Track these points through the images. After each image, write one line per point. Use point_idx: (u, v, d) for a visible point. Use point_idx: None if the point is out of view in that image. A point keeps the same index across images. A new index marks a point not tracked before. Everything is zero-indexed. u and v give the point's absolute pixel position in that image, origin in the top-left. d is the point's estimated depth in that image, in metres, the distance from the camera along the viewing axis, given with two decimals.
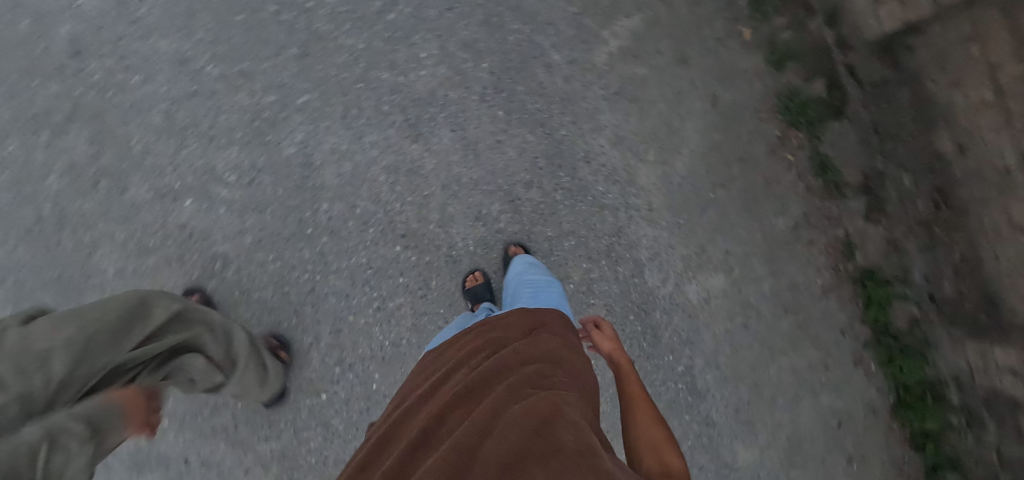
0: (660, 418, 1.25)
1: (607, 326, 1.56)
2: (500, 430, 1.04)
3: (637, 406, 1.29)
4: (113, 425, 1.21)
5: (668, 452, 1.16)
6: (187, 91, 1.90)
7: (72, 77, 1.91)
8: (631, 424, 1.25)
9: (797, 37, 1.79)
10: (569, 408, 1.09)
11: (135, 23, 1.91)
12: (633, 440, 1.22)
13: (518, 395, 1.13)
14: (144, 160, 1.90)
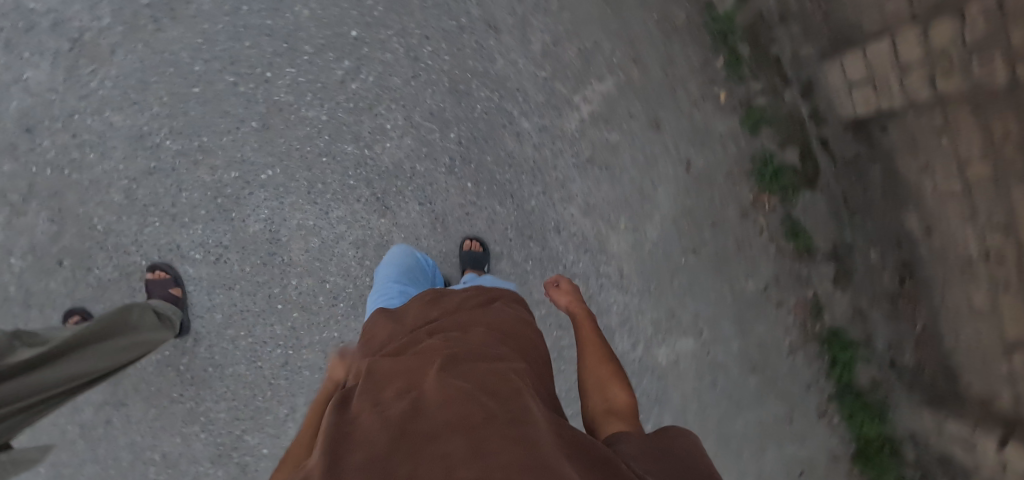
0: (609, 355, 1.31)
1: (565, 278, 1.62)
2: (436, 395, 0.93)
3: (588, 347, 1.35)
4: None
5: (615, 387, 1.23)
6: (145, 168, 1.76)
7: (27, 155, 1.76)
8: (583, 365, 1.31)
9: (773, 103, 1.82)
10: (513, 381, 1.01)
11: (85, 95, 1.74)
12: (585, 380, 1.28)
13: (458, 363, 1.02)
14: (107, 240, 1.79)
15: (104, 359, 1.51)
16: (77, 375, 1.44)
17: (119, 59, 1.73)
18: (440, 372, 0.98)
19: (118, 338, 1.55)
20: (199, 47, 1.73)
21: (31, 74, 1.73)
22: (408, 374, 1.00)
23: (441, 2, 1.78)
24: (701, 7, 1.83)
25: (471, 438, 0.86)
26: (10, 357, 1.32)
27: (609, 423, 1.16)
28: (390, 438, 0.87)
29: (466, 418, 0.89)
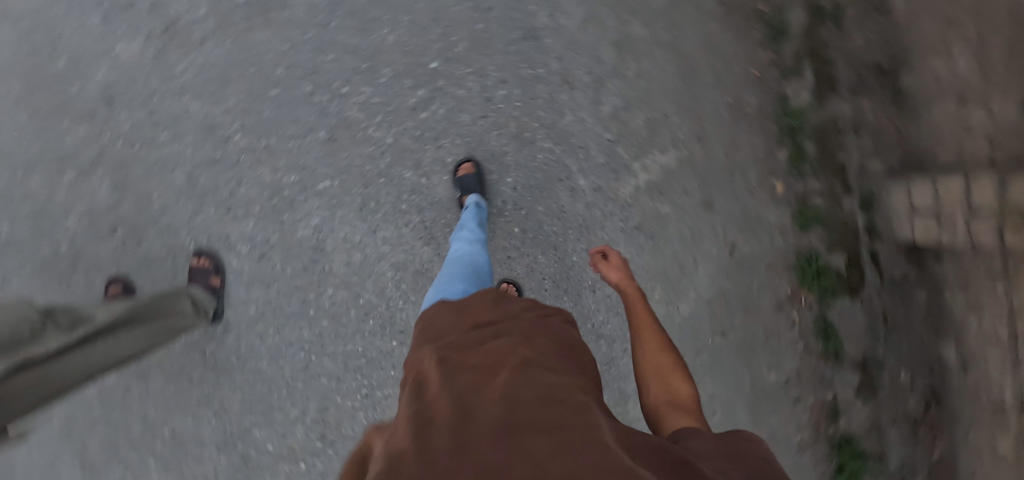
0: (668, 344, 1.32)
1: (617, 256, 1.64)
2: (513, 395, 0.94)
3: (645, 335, 1.36)
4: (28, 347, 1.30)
5: (676, 380, 1.24)
6: (211, 157, 1.81)
7: (103, 123, 1.82)
8: (641, 352, 1.33)
9: (829, 205, 1.82)
10: (583, 390, 1.00)
11: (168, 77, 1.79)
12: (644, 369, 1.30)
13: (529, 366, 1.01)
14: (162, 218, 1.84)
15: (131, 343, 1.54)
16: (94, 364, 1.45)
17: (207, 49, 1.78)
18: (514, 374, 0.98)
19: (142, 326, 1.57)
20: (285, 52, 1.78)
21: (121, 48, 1.79)
22: (482, 371, 1.01)
23: (524, 51, 1.82)
24: (774, 98, 1.84)
25: (553, 439, 0.85)
26: (35, 346, 1.31)
27: (674, 414, 1.18)
28: (470, 431, 0.88)
29: (545, 421, 0.89)
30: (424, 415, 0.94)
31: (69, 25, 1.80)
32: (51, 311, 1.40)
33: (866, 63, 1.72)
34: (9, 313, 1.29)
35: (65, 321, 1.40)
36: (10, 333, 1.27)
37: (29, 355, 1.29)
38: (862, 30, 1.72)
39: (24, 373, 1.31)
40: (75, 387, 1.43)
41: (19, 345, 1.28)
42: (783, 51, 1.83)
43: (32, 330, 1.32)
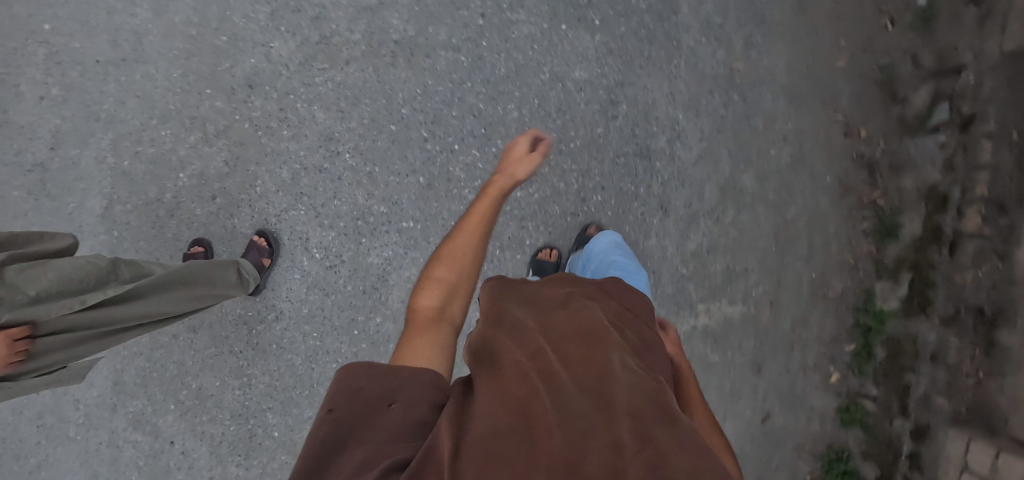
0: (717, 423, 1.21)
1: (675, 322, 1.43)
2: (625, 375, 0.90)
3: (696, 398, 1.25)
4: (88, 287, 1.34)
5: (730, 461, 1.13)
6: (318, 165, 1.94)
7: (238, 103, 1.97)
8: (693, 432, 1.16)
9: (880, 414, 1.81)
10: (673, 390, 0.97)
11: (308, 83, 1.93)
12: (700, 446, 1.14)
13: (623, 352, 0.96)
14: (257, 202, 1.97)
15: (186, 303, 1.56)
16: (147, 317, 1.46)
17: (349, 70, 1.91)
18: (616, 357, 0.94)
19: (199, 289, 1.58)
20: (415, 96, 1.89)
21: (277, 44, 1.94)
22: (585, 338, 0.96)
23: (632, 166, 1.86)
24: (861, 291, 1.82)
25: (670, 432, 0.83)
26: (95, 292, 1.35)
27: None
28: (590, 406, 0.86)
29: (659, 410, 0.86)
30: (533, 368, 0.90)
31: (239, 8, 1.96)
32: (118, 263, 1.43)
33: (968, 300, 1.66)
34: (79, 260, 1.34)
35: (126, 273, 1.43)
36: (72, 279, 1.31)
37: (87, 301, 1.33)
38: (977, 265, 1.65)
39: (84, 317, 1.33)
40: (123, 333, 1.45)
41: (80, 290, 1.33)
42: (886, 251, 1.80)
43: (95, 278, 1.36)
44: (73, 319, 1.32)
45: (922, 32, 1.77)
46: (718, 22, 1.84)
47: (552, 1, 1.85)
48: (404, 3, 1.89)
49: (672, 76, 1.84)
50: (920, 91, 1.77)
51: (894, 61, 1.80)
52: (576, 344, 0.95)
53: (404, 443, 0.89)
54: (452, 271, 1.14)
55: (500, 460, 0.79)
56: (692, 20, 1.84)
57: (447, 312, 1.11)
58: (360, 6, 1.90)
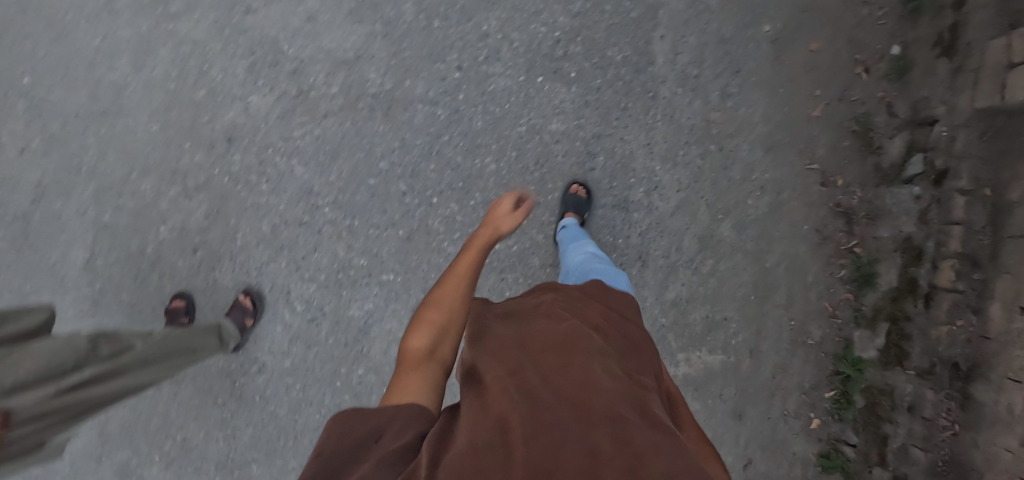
0: None
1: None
2: (606, 385, 0.93)
3: None
4: (67, 370, 1.34)
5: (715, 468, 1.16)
6: (298, 219, 1.94)
7: (218, 157, 1.97)
8: None
9: (862, 462, 1.80)
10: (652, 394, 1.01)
11: (287, 137, 1.93)
12: None
13: (604, 360, 0.99)
14: (238, 255, 1.98)
15: (162, 374, 1.58)
16: (124, 392, 1.48)
17: (327, 124, 1.92)
18: (597, 363, 0.97)
19: (175, 360, 1.62)
20: (393, 149, 1.90)
21: (255, 98, 1.94)
22: (565, 347, 0.99)
23: (610, 217, 1.87)
24: (840, 338, 1.83)
25: (648, 434, 0.87)
26: (72, 376, 1.35)
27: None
28: (569, 414, 0.88)
29: (636, 414, 0.90)
30: (515, 379, 0.93)
31: (217, 62, 1.96)
32: (97, 339, 1.42)
33: (943, 355, 1.66)
34: (57, 342, 1.34)
35: (106, 352, 1.43)
36: (50, 365, 1.31)
37: (61, 385, 1.32)
38: (951, 321, 1.64)
39: (61, 401, 1.33)
40: (98, 410, 1.45)
41: (58, 375, 1.32)
42: (864, 298, 1.80)
43: (72, 360, 1.36)
44: (49, 403, 1.31)
45: (896, 81, 1.78)
46: (694, 72, 1.84)
47: (528, 54, 1.85)
48: (381, 58, 1.89)
49: (648, 127, 1.85)
50: (895, 140, 1.77)
51: (869, 110, 1.80)
52: (559, 351, 0.99)
53: (390, 468, 0.87)
54: (442, 313, 1.11)
55: (482, 469, 0.80)
56: (668, 71, 1.84)
57: (437, 351, 1.07)
58: (338, 60, 1.91)
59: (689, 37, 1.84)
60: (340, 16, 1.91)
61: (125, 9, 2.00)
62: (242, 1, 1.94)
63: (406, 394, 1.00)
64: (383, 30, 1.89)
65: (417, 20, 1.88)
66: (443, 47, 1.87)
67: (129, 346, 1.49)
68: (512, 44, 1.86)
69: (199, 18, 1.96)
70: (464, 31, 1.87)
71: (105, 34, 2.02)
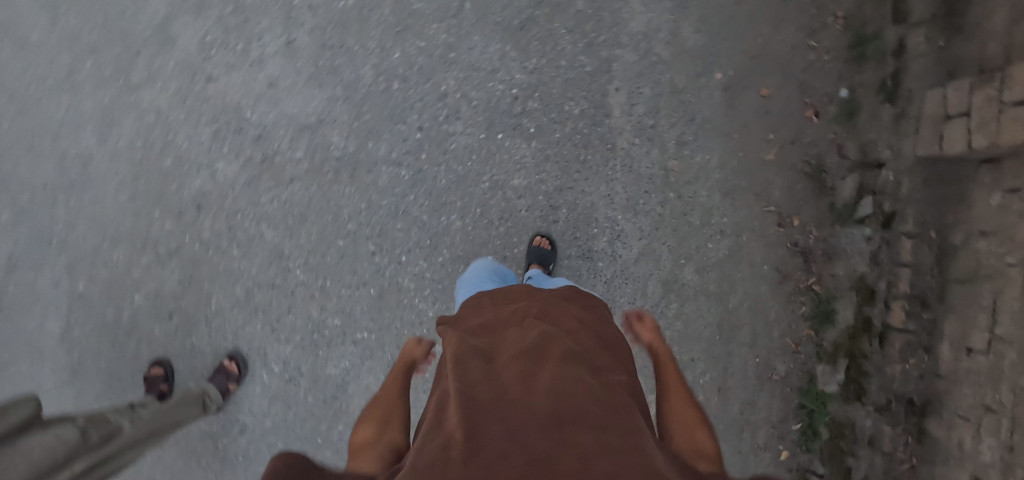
0: (692, 397, 1.26)
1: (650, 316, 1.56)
2: (562, 388, 1.01)
3: (670, 383, 1.30)
4: (59, 465, 1.33)
5: (702, 434, 1.17)
6: (271, 282, 1.96)
7: (188, 224, 1.98)
8: (666, 409, 1.25)
9: None
10: (612, 394, 1.07)
11: (255, 202, 1.95)
12: (670, 420, 1.21)
13: (563, 367, 1.07)
14: (214, 320, 1.99)
15: (140, 454, 1.62)
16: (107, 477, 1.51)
17: (294, 188, 1.94)
18: (555, 373, 1.05)
19: (154, 439, 1.67)
20: (360, 211, 1.93)
21: (221, 165, 1.96)
22: (526, 362, 1.07)
23: (575, 267, 1.91)
24: (804, 373, 1.88)
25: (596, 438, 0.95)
26: (64, 470, 1.34)
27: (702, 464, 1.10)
28: (527, 417, 0.96)
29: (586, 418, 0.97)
30: (480, 387, 1.02)
31: (182, 130, 1.97)
32: (85, 428, 1.44)
33: (897, 391, 1.73)
34: (49, 437, 1.33)
35: (95, 439, 1.45)
36: (46, 463, 1.30)
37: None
38: (904, 359, 1.71)
39: None
40: None
41: (51, 470, 1.31)
42: (825, 334, 1.85)
43: (64, 453, 1.35)
44: None
45: (846, 124, 1.82)
46: (650, 122, 1.89)
47: (487, 112, 1.89)
48: (343, 121, 1.92)
49: (609, 178, 1.89)
50: (847, 181, 1.81)
51: (821, 152, 1.85)
52: (520, 367, 1.06)
53: None
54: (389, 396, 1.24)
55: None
56: (624, 122, 1.89)
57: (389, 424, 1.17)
58: (301, 125, 1.94)
59: (643, 88, 1.89)
60: (301, 81, 1.93)
61: (87, 81, 2.02)
62: (203, 70, 1.96)
63: (362, 458, 1.09)
64: (344, 94, 1.92)
65: (377, 83, 1.91)
66: (403, 108, 1.91)
67: (117, 431, 1.53)
68: (471, 103, 1.90)
69: (162, 88, 1.98)
70: (424, 91, 1.90)
71: (69, 106, 2.03)
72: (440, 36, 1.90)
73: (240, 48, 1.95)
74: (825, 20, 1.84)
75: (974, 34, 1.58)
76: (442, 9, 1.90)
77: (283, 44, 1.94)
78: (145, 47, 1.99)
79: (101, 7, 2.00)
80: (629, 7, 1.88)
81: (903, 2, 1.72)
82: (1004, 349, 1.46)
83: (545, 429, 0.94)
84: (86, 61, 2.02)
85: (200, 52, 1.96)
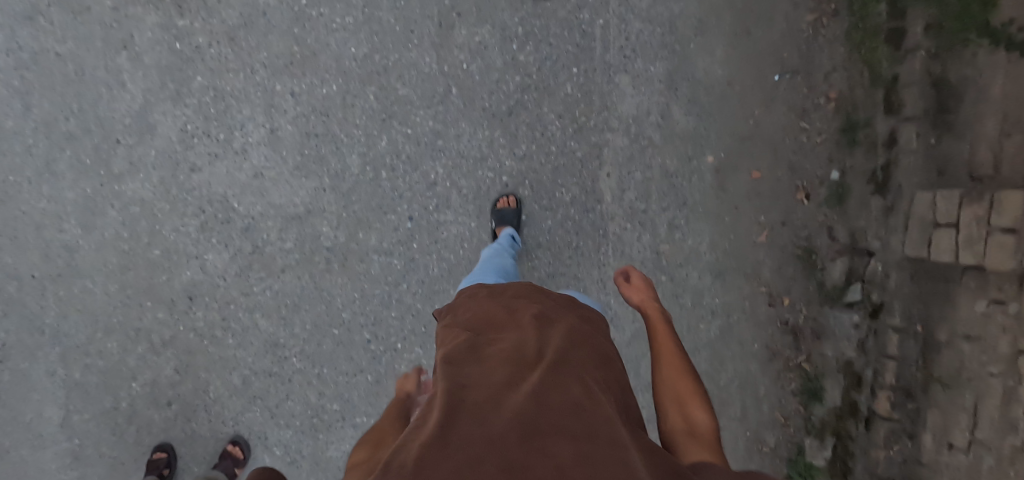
0: (687, 365, 1.25)
1: (639, 275, 1.55)
2: (547, 396, 1.01)
3: (664, 347, 1.30)
4: None
5: (695, 408, 1.17)
6: (267, 370, 1.96)
7: (181, 314, 1.97)
8: (661, 376, 1.25)
9: None
10: (602, 399, 1.06)
11: (247, 292, 1.94)
12: (664, 392, 1.22)
13: (551, 374, 1.06)
14: (212, 406, 1.99)
15: None
16: None
17: (285, 277, 1.93)
18: (541, 380, 1.04)
19: None
20: (353, 299, 1.92)
21: (211, 256, 1.94)
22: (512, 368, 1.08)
23: None
24: (792, 445, 1.88)
25: (575, 446, 0.95)
26: None
27: (691, 445, 1.12)
28: (508, 424, 0.97)
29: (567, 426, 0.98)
30: (465, 395, 1.03)
31: (168, 221, 1.94)
32: None
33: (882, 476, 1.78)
34: None
35: None
36: None
37: None
38: (889, 446, 1.75)
39: None
40: None
41: None
42: (813, 411, 1.86)
43: None
44: None
45: (836, 207, 1.80)
46: (641, 206, 1.88)
47: (477, 201, 1.88)
48: (332, 211, 1.90)
49: (601, 262, 1.89)
50: (836, 264, 1.80)
51: (811, 233, 1.84)
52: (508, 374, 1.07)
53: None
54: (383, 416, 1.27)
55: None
56: (616, 207, 1.88)
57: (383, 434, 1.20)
58: (288, 215, 1.91)
59: (634, 172, 1.87)
60: (287, 171, 1.90)
61: (67, 170, 1.96)
62: (186, 159, 1.93)
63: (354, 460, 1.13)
64: (331, 184, 1.90)
65: (365, 172, 1.89)
66: (392, 197, 1.89)
67: None
68: (461, 191, 1.88)
69: (144, 178, 1.94)
70: (412, 181, 1.88)
71: (49, 196, 1.97)
72: (427, 123, 1.88)
73: (222, 136, 1.92)
74: (816, 102, 1.83)
75: (964, 132, 1.58)
76: (427, 95, 1.88)
77: (267, 133, 1.90)
78: (125, 135, 1.93)
79: (76, 94, 1.95)
80: (619, 91, 1.86)
81: (894, 92, 1.70)
82: (983, 452, 1.56)
83: (523, 438, 0.95)
84: (64, 151, 1.96)
85: (181, 141, 1.92)
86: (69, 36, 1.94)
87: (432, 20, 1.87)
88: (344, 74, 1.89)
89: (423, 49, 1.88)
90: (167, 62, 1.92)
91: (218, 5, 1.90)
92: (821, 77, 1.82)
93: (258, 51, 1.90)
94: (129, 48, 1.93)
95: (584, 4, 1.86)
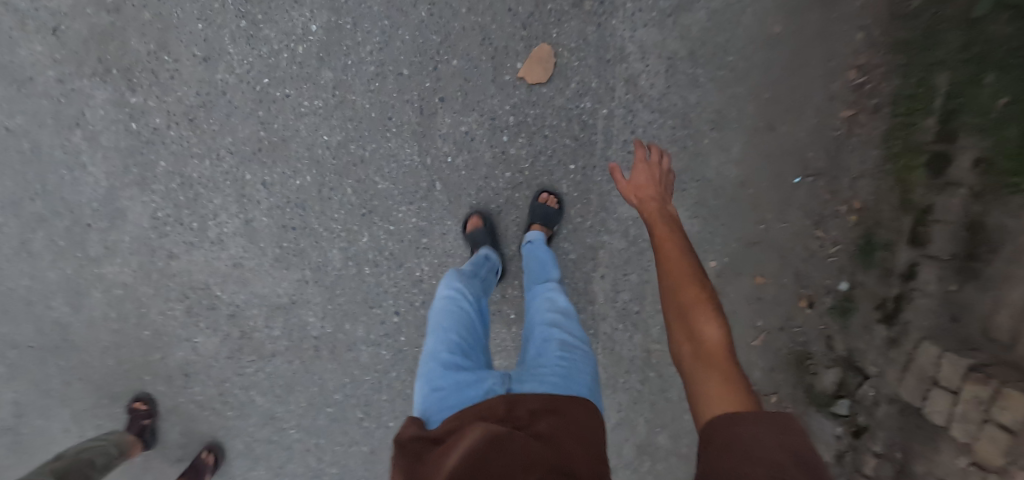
0: (693, 268, 1.16)
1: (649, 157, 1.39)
2: None
3: (665, 248, 1.21)
4: None
5: (704, 318, 1.08)
6: (267, 437, 2.02)
7: (180, 388, 1.99)
8: (668, 285, 1.15)
9: None
10: None
11: (240, 371, 1.96)
12: (669, 307, 1.13)
13: None
14: (218, 467, 2.04)
15: None
16: None
17: (276, 362, 1.93)
18: None
19: None
20: (344, 384, 1.94)
21: (201, 339, 1.93)
22: None
23: None
24: None
25: None
26: None
27: (703, 371, 1.03)
28: None
29: None
30: None
31: (154, 305, 1.91)
32: None
33: None
34: None
35: None
36: None
37: None
38: None
39: None
40: None
41: None
42: None
43: None
44: None
45: (839, 320, 1.69)
46: (634, 307, 1.80)
47: None
48: (317, 302, 1.85)
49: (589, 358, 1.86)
50: (829, 373, 1.71)
51: (808, 340, 1.73)
52: None
53: None
54: None
55: None
56: (608, 308, 1.80)
57: None
58: (273, 305, 1.87)
59: (630, 274, 1.77)
60: (267, 262, 1.83)
61: (44, 251, 1.89)
62: (162, 246, 1.85)
63: None
64: (313, 276, 1.82)
65: (347, 267, 1.81)
66: (377, 292, 1.82)
67: None
68: None
69: (123, 262, 1.87)
70: (397, 277, 1.81)
71: (32, 275, 1.92)
72: (410, 219, 1.76)
73: (196, 225, 1.81)
74: (836, 209, 1.65)
75: (988, 286, 1.46)
76: (409, 190, 1.74)
77: (241, 224, 1.80)
78: (95, 220, 1.84)
79: (37, 174, 1.82)
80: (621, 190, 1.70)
81: (924, 224, 1.53)
82: None
83: None
84: (36, 232, 1.87)
85: (153, 229, 1.83)
86: (16, 110, 1.77)
87: (413, 106, 1.69)
88: (318, 164, 1.74)
89: (403, 138, 1.71)
90: (126, 143, 1.77)
91: (172, 81, 1.73)
92: (846, 183, 1.63)
93: (223, 135, 1.74)
94: (83, 126, 1.77)
95: (585, 90, 1.65)
